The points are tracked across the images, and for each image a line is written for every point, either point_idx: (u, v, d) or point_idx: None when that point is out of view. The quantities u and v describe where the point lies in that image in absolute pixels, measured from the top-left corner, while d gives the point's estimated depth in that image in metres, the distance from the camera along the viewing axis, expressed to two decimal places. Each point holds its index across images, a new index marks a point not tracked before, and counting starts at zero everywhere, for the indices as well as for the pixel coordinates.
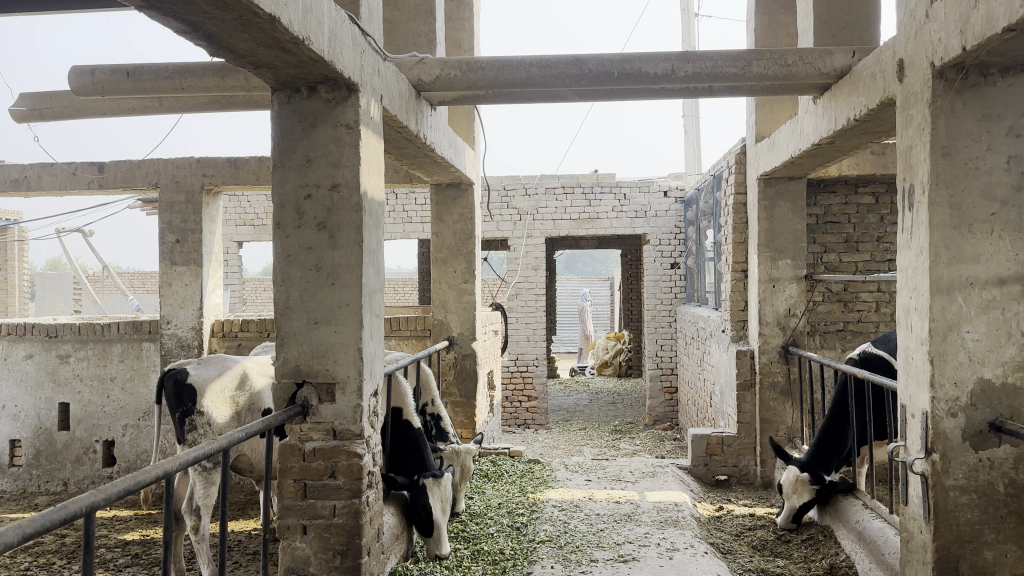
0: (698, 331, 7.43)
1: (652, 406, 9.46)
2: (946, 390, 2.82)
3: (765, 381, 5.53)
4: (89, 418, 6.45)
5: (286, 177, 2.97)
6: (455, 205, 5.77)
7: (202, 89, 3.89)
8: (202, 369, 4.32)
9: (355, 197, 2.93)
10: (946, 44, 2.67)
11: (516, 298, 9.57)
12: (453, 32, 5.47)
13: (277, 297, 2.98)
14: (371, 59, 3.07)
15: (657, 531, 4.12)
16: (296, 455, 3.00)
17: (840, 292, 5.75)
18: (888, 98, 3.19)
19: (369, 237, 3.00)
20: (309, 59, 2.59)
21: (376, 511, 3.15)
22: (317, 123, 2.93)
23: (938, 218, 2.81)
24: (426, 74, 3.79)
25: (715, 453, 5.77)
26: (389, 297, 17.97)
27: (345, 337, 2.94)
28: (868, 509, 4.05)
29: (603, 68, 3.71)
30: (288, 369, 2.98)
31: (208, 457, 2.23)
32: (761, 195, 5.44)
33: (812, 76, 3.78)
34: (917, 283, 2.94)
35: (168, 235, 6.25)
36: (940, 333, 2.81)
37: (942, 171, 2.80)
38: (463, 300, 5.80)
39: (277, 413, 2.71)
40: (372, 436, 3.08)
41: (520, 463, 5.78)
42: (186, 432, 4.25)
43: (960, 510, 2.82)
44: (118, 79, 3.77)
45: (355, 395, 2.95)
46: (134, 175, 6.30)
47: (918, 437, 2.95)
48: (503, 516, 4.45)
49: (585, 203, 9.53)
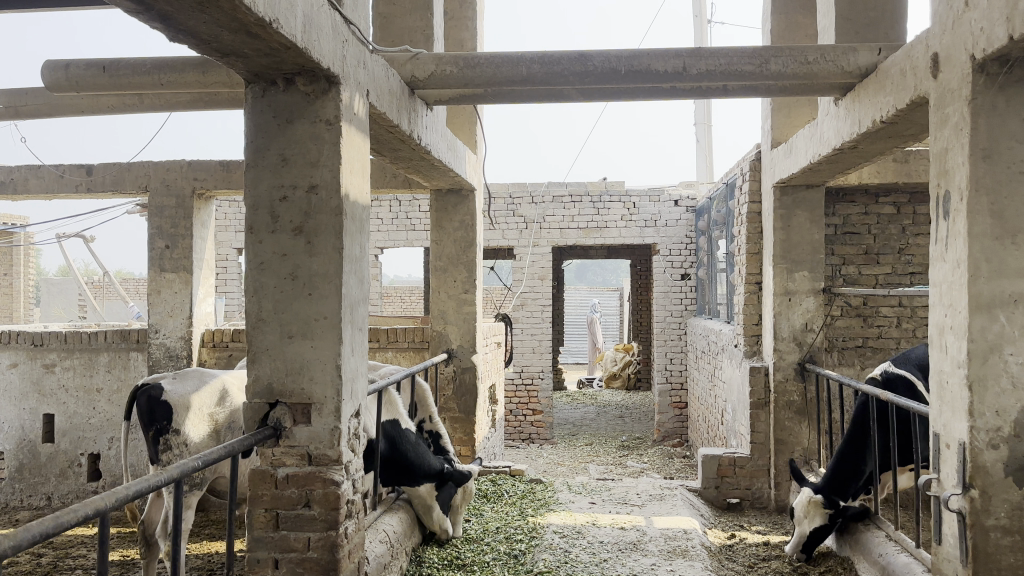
0: (709, 345, 7.17)
1: (661, 421, 9.14)
2: (987, 419, 2.53)
3: (780, 401, 5.24)
4: (75, 430, 6.23)
5: (260, 177, 2.72)
6: (456, 212, 5.52)
7: (183, 86, 3.69)
8: (179, 384, 4.09)
9: (334, 199, 2.68)
10: (988, 35, 2.39)
11: (521, 309, 9.28)
12: (455, 32, 5.24)
13: (249, 307, 2.72)
14: (354, 49, 2.82)
15: (664, 562, 3.83)
16: (268, 482, 2.73)
17: (859, 306, 5.45)
18: (920, 96, 2.92)
19: (350, 243, 2.75)
20: (281, 46, 2.35)
21: (356, 543, 2.88)
22: (295, 119, 2.69)
23: (979, 228, 2.53)
24: (419, 70, 3.54)
25: (727, 475, 5.47)
26: (395, 306, 17.76)
27: (322, 353, 2.68)
28: (892, 540, 3.73)
29: (609, 65, 3.46)
30: (260, 388, 2.72)
31: (151, 490, 1.99)
32: (777, 204, 5.18)
33: (834, 75, 3.51)
34: (953, 299, 2.66)
35: (157, 240, 6.04)
36: (980, 355, 2.53)
37: (983, 175, 2.52)
38: (463, 310, 5.55)
39: (242, 437, 2.45)
40: (352, 461, 2.81)
41: (521, 482, 5.50)
42: (160, 453, 4.04)
43: (1002, 553, 2.53)
44: (94, 74, 3.57)
45: (333, 417, 2.69)
46: (123, 178, 6.09)
47: (954, 470, 2.65)
48: (500, 542, 4.18)
49: (594, 211, 9.26)
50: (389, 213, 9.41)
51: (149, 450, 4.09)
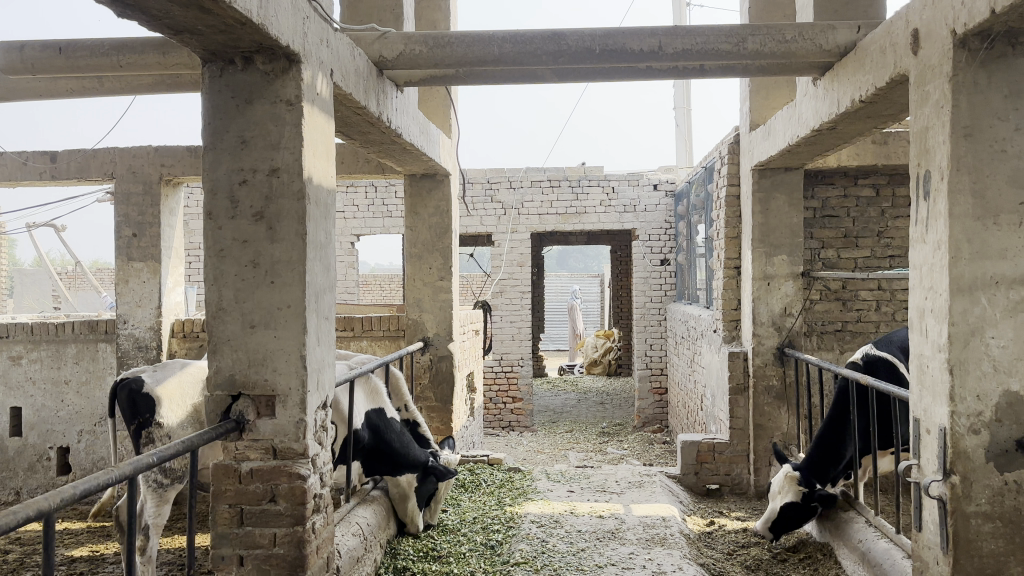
0: (688, 330, 7.13)
1: (641, 407, 9.12)
2: (968, 404, 2.48)
3: (760, 386, 5.21)
4: (43, 423, 6.08)
5: (218, 161, 2.60)
6: (431, 197, 5.41)
7: (142, 67, 3.54)
8: (159, 376, 4.18)
9: (297, 183, 2.57)
10: (969, 8, 2.32)
11: (501, 296, 9.20)
12: (428, 12, 5.11)
13: (209, 297, 2.61)
14: (316, 26, 2.71)
15: (643, 551, 3.78)
16: (231, 477, 2.63)
17: (838, 290, 5.42)
18: (901, 74, 2.85)
19: (314, 229, 2.64)
20: (236, 21, 2.23)
21: (324, 538, 2.79)
22: (254, 98, 2.58)
23: (960, 208, 2.47)
24: (388, 50, 3.42)
25: (707, 461, 5.44)
26: (374, 294, 17.62)
27: (286, 343, 2.58)
28: (872, 526, 3.71)
29: (583, 43, 3.37)
30: (221, 380, 2.61)
31: (101, 489, 1.89)
32: (756, 187, 5.12)
33: (812, 54, 3.44)
34: (933, 282, 2.60)
35: (124, 228, 5.89)
36: (961, 339, 2.48)
37: (964, 155, 2.46)
38: (439, 298, 5.45)
39: (201, 431, 2.36)
40: (319, 455, 2.72)
41: (499, 471, 5.44)
42: (143, 445, 4.11)
43: (983, 540, 2.49)
44: (49, 56, 3.42)
45: (298, 409, 2.59)
46: (88, 164, 5.91)
47: (935, 456, 2.60)
48: (477, 533, 4.11)
49: (573, 197, 9.17)
50: (365, 199, 9.28)
51: (131, 443, 4.15)
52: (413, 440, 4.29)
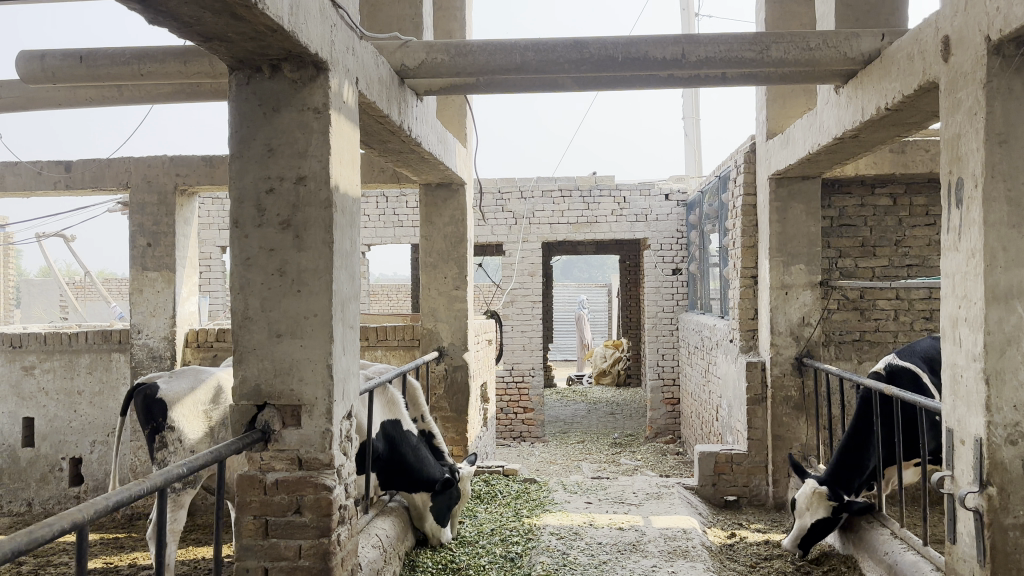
0: (703, 340, 7.09)
1: (653, 418, 9.07)
2: (1004, 414, 2.44)
3: (778, 396, 5.16)
4: (55, 434, 6.06)
5: (245, 169, 2.58)
6: (446, 206, 5.39)
7: (163, 76, 3.53)
8: (173, 383, 4.16)
9: (324, 191, 2.55)
10: (1005, 14, 2.30)
11: (511, 305, 9.17)
12: (444, 22, 5.11)
13: (235, 306, 2.59)
14: (342, 34, 2.70)
15: (666, 563, 3.74)
16: (256, 488, 2.60)
17: (856, 299, 5.38)
18: (930, 81, 2.83)
19: (341, 238, 2.62)
20: (266, 29, 2.22)
21: (349, 550, 2.76)
22: (282, 107, 2.56)
23: (995, 215, 2.44)
24: (410, 59, 3.41)
25: (724, 472, 5.39)
26: (382, 304, 17.60)
27: (312, 353, 2.55)
28: (898, 538, 3.65)
29: (605, 52, 3.36)
30: (247, 390, 2.59)
31: (132, 501, 1.87)
32: (773, 196, 5.09)
33: (836, 62, 3.41)
34: (967, 291, 2.57)
35: (139, 238, 5.88)
36: (997, 349, 2.44)
37: (999, 162, 2.43)
38: (454, 307, 5.43)
39: (229, 441, 2.33)
40: (344, 465, 2.69)
41: (515, 482, 5.39)
42: (157, 449, 4.13)
43: (1021, 552, 2.45)
44: (70, 65, 3.43)
45: (324, 419, 2.56)
46: (102, 174, 5.91)
47: (970, 467, 2.56)
48: (497, 544, 4.07)
49: (584, 206, 9.16)
50: (376, 209, 9.27)
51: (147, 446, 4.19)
52: (428, 452, 4.25)
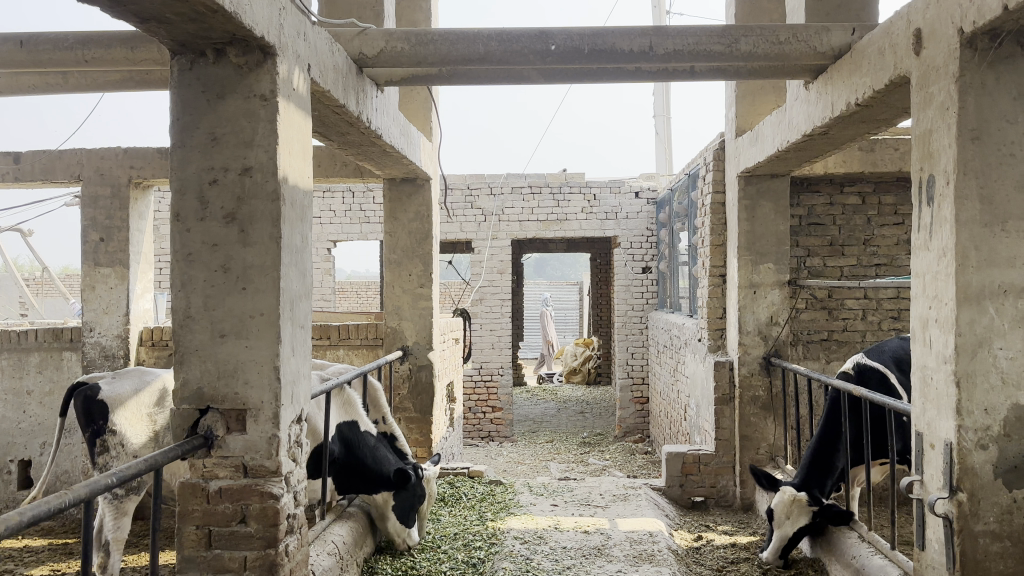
0: (672, 339, 7.03)
1: (622, 417, 9.00)
2: (975, 418, 2.37)
3: (745, 396, 5.10)
4: (4, 436, 5.82)
5: (187, 159, 2.44)
6: (410, 202, 5.26)
7: (109, 63, 3.35)
8: (115, 384, 4.00)
9: (270, 183, 2.42)
10: (979, 5, 2.22)
11: (480, 304, 9.04)
12: (408, 12, 4.97)
13: (175, 304, 2.45)
14: (292, 17, 2.56)
15: (631, 569, 3.64)
16: (199, 496, 2.46)
17: (824, 298, 5.34)
18: (902, 75, 2.76)
19: (289, 233, 2.49)
20: (207, 9, 2.08)
21: (298, 562, 2.62)
22: (226, 93, 2.42)
23: (967, 214, 2.37)
24: (368, 47, 3.27)
25: (692, 473, 5.32)
26: (351, 302, 17.37)
27: (258, 354, 2.42)
28: (866, 541, 3.59)
29: (571, 43, 3.25)
30: (188, 393, 2.44)
31: (54, 515, 1.72)
32: (741, 194, 5.03)
33: (806, 56, 3.34)
34: (938, 290, 2.50)
35: (90, 233, 5.67)
36: (969, 351, 2.37)
37: (971, 158, 2.36)
38: (419, 305, 5.29)
39: (167, 448, 2.19)
40: (293, 473, 2.56)
41: (480, 484, 5.28)
42: (97, 454, 3.96)
43: (991, 560, 2.39)
44: (9, 49, 3.24)
45: (270, 424, 2.43)
46: (53, 166, 5.68)
47: (940, 472, 2.49)
48: (459, 549, 3.95)
49: (554, 204, 9.06)
50: (342, 205, 9.10)
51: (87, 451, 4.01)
52: (388, 453, 4.12)
